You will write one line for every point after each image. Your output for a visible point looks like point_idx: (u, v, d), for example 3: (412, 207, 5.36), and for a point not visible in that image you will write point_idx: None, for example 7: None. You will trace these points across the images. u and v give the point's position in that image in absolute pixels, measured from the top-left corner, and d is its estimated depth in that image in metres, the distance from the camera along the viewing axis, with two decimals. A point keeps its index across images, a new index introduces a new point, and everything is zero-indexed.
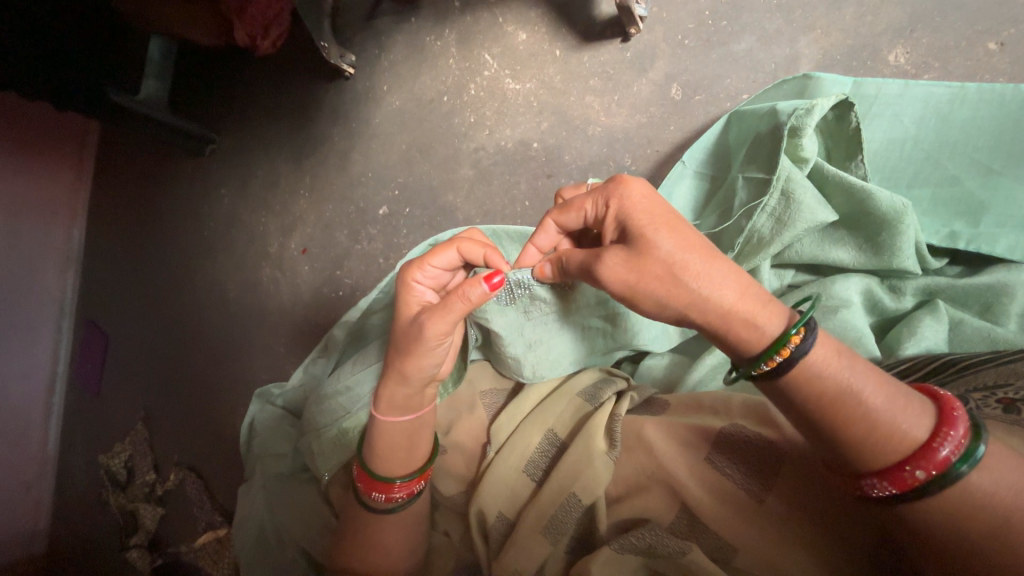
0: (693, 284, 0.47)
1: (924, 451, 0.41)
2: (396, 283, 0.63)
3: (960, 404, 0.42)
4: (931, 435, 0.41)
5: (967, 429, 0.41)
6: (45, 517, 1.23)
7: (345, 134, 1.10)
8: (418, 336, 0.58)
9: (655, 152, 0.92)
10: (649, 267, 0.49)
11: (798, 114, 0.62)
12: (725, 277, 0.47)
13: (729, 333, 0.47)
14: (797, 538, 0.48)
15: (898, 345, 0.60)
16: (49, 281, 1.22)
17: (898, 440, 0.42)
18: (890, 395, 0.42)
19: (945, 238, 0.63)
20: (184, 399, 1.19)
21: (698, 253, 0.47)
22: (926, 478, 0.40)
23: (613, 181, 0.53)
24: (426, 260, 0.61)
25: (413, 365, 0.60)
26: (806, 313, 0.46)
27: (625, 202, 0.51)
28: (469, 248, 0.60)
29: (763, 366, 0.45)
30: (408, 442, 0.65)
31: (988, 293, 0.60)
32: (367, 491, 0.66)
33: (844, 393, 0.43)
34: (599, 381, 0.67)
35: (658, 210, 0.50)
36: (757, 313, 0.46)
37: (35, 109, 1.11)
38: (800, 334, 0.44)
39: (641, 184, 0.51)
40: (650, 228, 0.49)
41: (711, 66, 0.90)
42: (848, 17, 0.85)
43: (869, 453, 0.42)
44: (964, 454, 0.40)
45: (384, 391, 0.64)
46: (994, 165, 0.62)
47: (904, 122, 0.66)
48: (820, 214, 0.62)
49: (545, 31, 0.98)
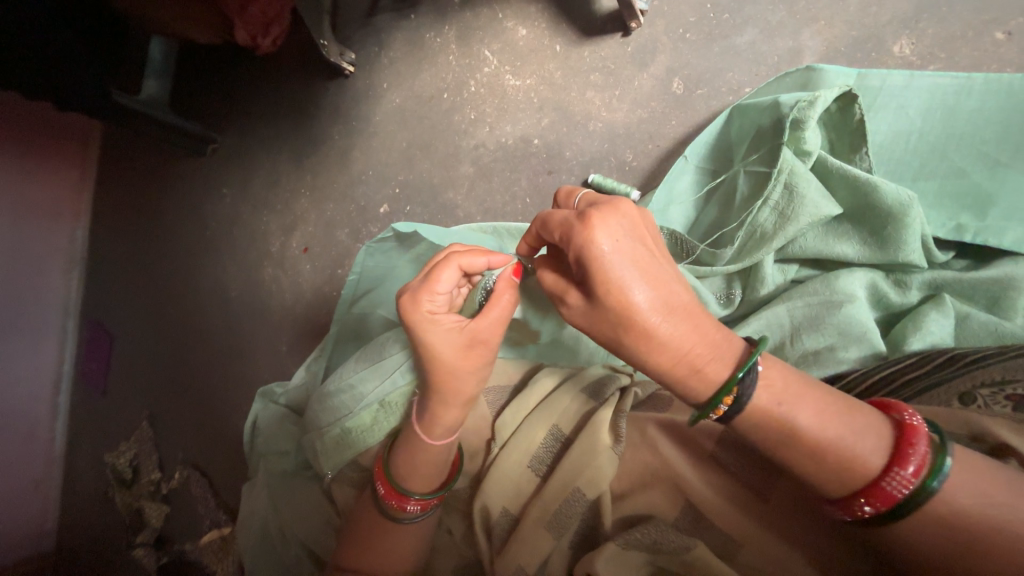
0: (639, 343, 0.46)
1: (874, 488, 0.42)
2: (404, 319, 0.59)
3: (922, 435, 0.41)
4: (887, 466, 0.41)
5: (926, 454, 0.41)
6: (53, 517, 1.24)
7: (345, 133, 1.10)
8: (487, 348, 0.58)
9: (657, 147, 0.91)
10: (600, 322, 0.47)
11: (800, 107, 0.62)
12: (674, 335, 0.45)
13: (680, 382, 0.47)
14: (804, 533, 0.48)
15: (903, 340, 0.59)
16: (54, 281, 1.23)
17: (857, 472, 0.42)
18: (841, 421, 0.43)
19: (951, 231, 0.62)
20: (188, 398, 1.19)
21: (658, 311, 0.45)
22: (874, 512, 0.42)
23: (578, 222, 0.47)
24: (430, 287, 0.59)
25: (468, 384, 0.60)
26: (750, 360, 0.45)
27: (593, 263, 0.45)
28: (469, 261, 0.61)
29: (713, 413, 0.46)
30: (443, 454, 0.64)
31: (996, 286, 0.60)
32: (400, 508, 0.65)
33: (785, 436, 0.44)
34: (602, 377, 0.66)
35: (635, 252, 0.46)
36: (706, 363, 0.46)
37: (41, 110, 1.11)
38: (743, 381, 0.44)
39: (609, 232, 0.46)
40: (618, 268, 0.45)
41: (713, 60, 0.89)
42: (852, 9, 0.84)
43: (827, 486, 0.43)
44: (927, 478, 0.40)
45: (446, 417, 0.62)
46: (1002, 157, 0.61)
47: (909, 114, 0.65)
48: (824, 208, 0.61)
49: (546, 26, 0.97)
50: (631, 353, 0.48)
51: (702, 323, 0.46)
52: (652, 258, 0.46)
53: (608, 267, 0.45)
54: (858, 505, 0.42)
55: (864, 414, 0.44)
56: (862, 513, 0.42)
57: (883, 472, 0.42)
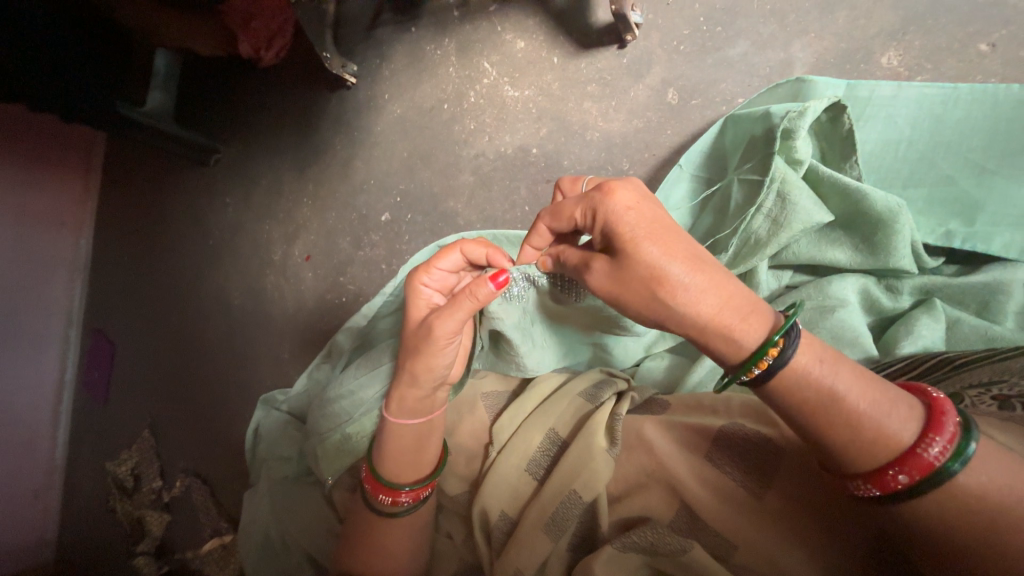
0: (671, 301, 0.47)
1: (909, 456, 0.41)
2: (405, 287, 0.64)
3: (950, 407, 0.42)
4: (920, 435, 0.41)
5: (956, 427, 0.41)
6: (53, 526, 1.24)
7: (347, 143, 1.12)
8: (427, 337, 0.60)
9: (653, 156, 0.93)
10: (629, 281, 0.49)
11: (791, 117, 0.63)
12: (706, 288, 0.46)
13: (709, 341, 0.48)
14: (800, 533, 0.48)
15: (895, 344, 0.61)
16: (57, 290, 1.25)
17: (889, 442, 0.42)
18: (872, 388, 0.43)
19: (941, 237, 0.64)
20: (190, 406, 1.20)
21: (680, 264, 0.46)
22: (909, 481, 0.40)
23: (598, 189, 0.51)
24: (433, 264, 0.62)
25: (425, 366, 0.61)
26: (789, 321, 0.45)
27: (614, 218, 0.49)
28: (472, 249, 0.61)
29: (753, 370, 0.45)
30: (418, 446, 0.66)
31: (985, 291, 0.61)
32: (374, 494, 0.67)
33: (822, 403, 0.43)
34: (599, 382, 0.67)
35: (651, 216, 0.49)
36: (736, 325, 0.46)
37: (47, 123, 1.14)
38: (781, 343, 0.44)
39: (628, 192, 0.49)
40: (637, 227, 0.48)
41: (707, 71, 0.91)
42: (841, 21, 0.86)
43: (859, 455, 0.42)
44: (956, 453, 0.40)
45: (396, 393, 0.65)
46: (988, 164, 0.63)
47: (898, 123, 0.66)
48: (815, 214, 0.62)
49: (543, 39, 0.99)
50: (666, 313, 0.48)
51: (732, 282, 0.47)
52: (670, 222, 0.49)
53: (630, 224, 0.48)
54: (892, 476, 0.41)
55: (893, 388, 0.44)
56: (896, 485, 0.41)
57: (915, 442, 0.41)
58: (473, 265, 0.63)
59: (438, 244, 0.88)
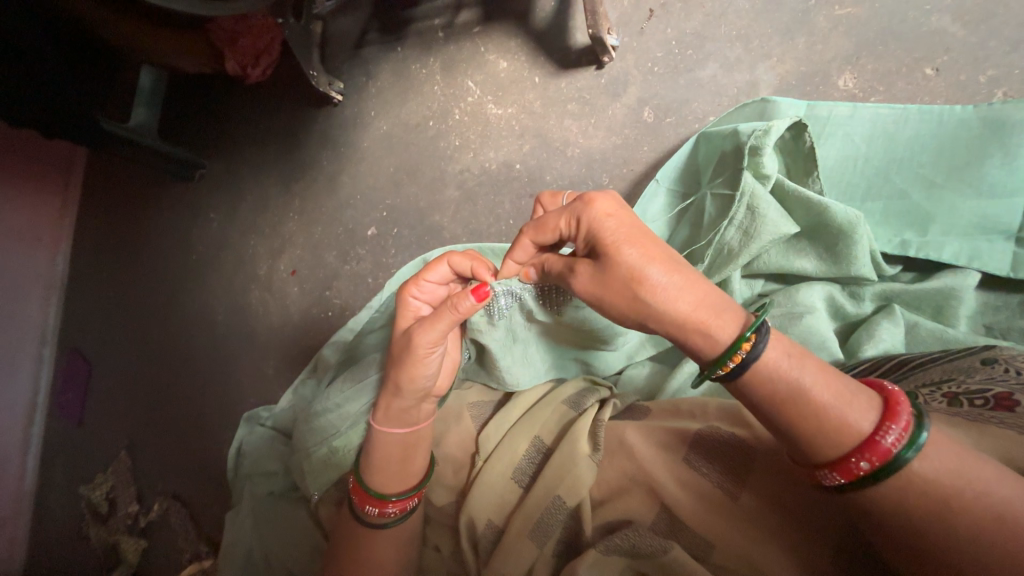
0: (651, 301, 0.50)
1: (869, 443, 0.43)
2: (395, 300, 0.66)
3: (904, 398, 0.45)
4: (878, 424, 0.43)
5: (910, 416, 0.43)
6: (20, 557, 1.19)
7: (333, 159, 1.13)
8: (409, 348, 0.61)
9: (631, 171, 0.97)
10: (612, 284, 0.51)
11: (757, 135, 0.67)
12: (682, 288, 0.49)
13: (687, 339, 0.51)
14: (773, 530, 0.50)
15: (859, 348, 0.64)
16: (31, 309, 1.22)
17: (851, 431, 0.44)
18: (835, 383, 0.45)
19: (897, 246, 0.68)
20: (170, 425, 1.18)
21: (659, 266, 0.49)
22: (870, 468, 0.43)
23: (580, 199, 0.54)
24: (422, 277, 0.64)
25: (409, 375, 0.62)
26: (759, 317, 0.48)
27: (595, 226, 0.51)
28: (458, 261, 0.63)
29: (729, 363, 0.47)
30: (405, 456, 0.66)
31: (939, 297, 0.66)
32: (362, 504, 0.67)
33: (788, 397, 0.45)
34: (583, 390, 0.69)
35: (628, 224, 0.51)
36: (710, 322, 0.49)
37: (24, 138, 1.13)
38: (752, 338, 0.47)
39: (608, 201, 0.52)
40: (618, 234, 0.51)
41: (680, 91, 0.96)
42: (801, 46, 0.92)
43: (824, 445, 0.45)
44: (909, 441, 0.42)
45: (382, 402, 0.66)
46: (937, 178, 0.67)
47: (855, 141, 0.71)
48: (782, 226, 0.66)
49: (525, 59, 1.03)
50: (648, 314, 0.51)
51: (706, 282, 0.50)
52: (647, 231, 0.52)
53: (610, 232, 0.51)
54: (855, 463, 0.43)
55: (853, 381, 0.47)
56: (859, 471, 0.43)
57: (874, 430, 0.43)
58: (460, 277, 0.64)
59: (423, 258, 0.90)
